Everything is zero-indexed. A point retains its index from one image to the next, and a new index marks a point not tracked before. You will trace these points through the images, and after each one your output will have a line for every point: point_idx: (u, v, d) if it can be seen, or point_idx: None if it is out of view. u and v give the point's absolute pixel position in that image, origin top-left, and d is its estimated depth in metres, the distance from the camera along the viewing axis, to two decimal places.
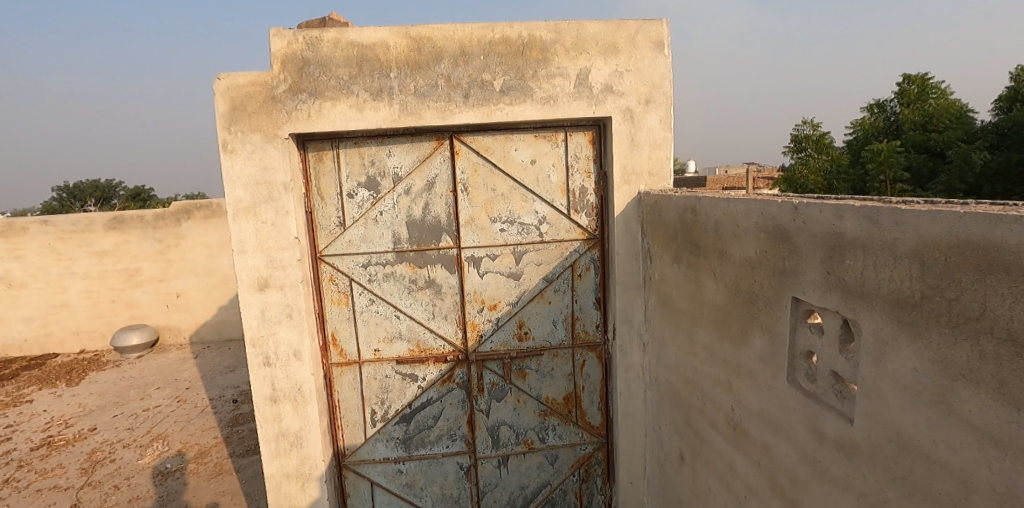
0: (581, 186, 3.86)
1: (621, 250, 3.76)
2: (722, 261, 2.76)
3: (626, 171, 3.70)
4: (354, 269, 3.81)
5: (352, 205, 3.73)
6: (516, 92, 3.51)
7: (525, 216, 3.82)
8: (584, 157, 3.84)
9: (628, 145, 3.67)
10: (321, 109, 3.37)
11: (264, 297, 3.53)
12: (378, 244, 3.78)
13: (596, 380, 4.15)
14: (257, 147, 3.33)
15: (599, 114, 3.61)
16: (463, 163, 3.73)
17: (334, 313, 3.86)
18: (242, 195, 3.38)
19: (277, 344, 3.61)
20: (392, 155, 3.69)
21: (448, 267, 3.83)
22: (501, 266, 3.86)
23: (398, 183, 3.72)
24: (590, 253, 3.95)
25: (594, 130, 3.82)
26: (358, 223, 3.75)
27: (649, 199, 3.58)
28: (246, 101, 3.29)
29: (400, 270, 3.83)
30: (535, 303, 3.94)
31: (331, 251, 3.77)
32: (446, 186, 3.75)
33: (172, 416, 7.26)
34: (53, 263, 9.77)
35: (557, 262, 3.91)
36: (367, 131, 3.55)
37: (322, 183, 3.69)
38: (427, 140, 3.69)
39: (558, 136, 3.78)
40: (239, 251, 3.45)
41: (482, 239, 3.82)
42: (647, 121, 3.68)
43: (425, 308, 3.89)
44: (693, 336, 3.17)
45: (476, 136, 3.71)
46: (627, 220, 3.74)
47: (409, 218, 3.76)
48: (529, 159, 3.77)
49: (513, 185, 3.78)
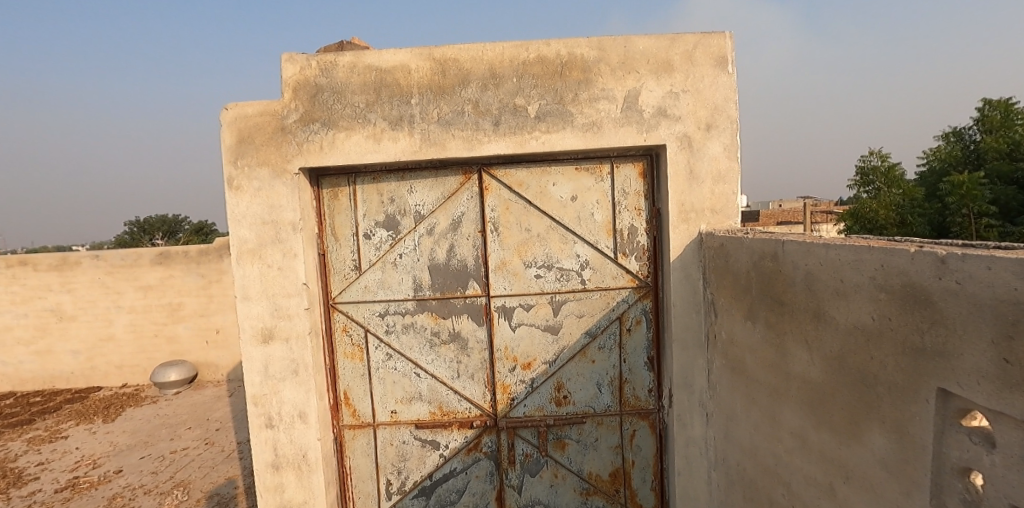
0: (631, 226, 3.31)
1: (678, 300, 3.15)
2: (818, 325, 2.05)
3: (683, 208, 3.14)
4: (370, 318, 3.38)
5: (369, 247, 3.34)
6: (554, 118, 3.07)
7: (564, 260, 3.29)
8: (634, 192, 3.30)
9: (685, 177, 3.14)
10: (335, 140, 3.12)
11: (268, 350, 3.17)
12: (397, 290, 3.35)
13: (648, 455, 3.41)
14: (265, 183, 3.13)
15: (650, 142, 3.11)
16: (493, 200, 3.27)
17: (347, 368, 3.41)
18: (247, 235, 3.14)
19: (281, 403, 3.19)
20: (414, 191, 3.30)
21: (475, 317, 3.33)
22: (536, 317, 3.32)
23: (420, 223, 3.31)
24: (641, 303, 3.35)
25: (645, 160, 3.30)
26: (376, 267, 3.34)
27: (711, 240, 2.99)
28: (253, 133, 3.12)
29: (421, 321, 3.36)
30: (576, 362, 3.35)
31: (345, 297, 3.37)
32: (474, 225, 3.30)
33: (197, 461, 6.96)
34: (103, 297, 10.10)
35: (602, 314, 3.33)
36: (386, 164, 3.21)
37: (337, 223, 3.35)
38: (453, 174, 3.28)
39: (603, 168, 3.27)
40: (242, 297, 3.16)
41: (514, 286, 3.30)
42: (708, 149, 3.15)
43: (449, 366, 3.37)
44: (771, 414, 2.45)
45: (508, 169, 3.25)
46: (685, 265, 3.15)
47: (431, 261, 3.32)
48: (569, 195, 3.26)
49: (551, 224, 3.28)
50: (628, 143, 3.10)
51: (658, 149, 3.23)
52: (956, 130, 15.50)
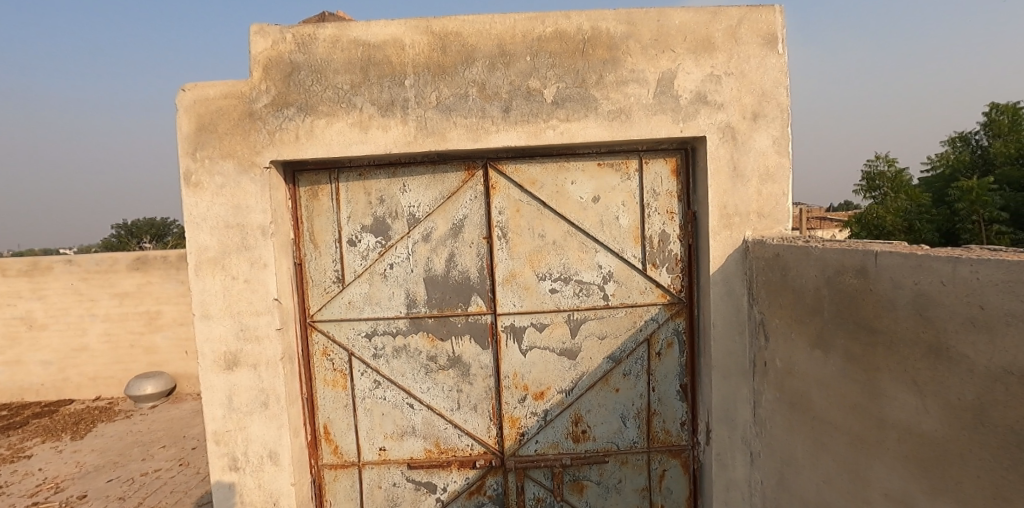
0: (661, 232, 2.83)
1: (720, 321, 2.69)
2: (936, 364, 1.55)
3: (726, 211, 2.68)
4: (355, 339, 2.87)
5: (354, 255, 2.84)
6: (574, 104, 2.59)
7: (584, 271, 2.81)
8: (665, 192, 2.83)
9: (728, 175, 2.68)
10: (314, 128, 2.62)
11: (232, 378, 2.66)
12: (387, 307, 2.84)
13: (681, 499, 2.92)
14: (229, 179, 2.63)
15: (687, 134, 2.65)
16: (501, 201, 2.77)
17: (328, 398, 2.90)
18: (208, 241, 2.64)
19: (247, 442, 2.67)
20: (408, 190, 2.80)
21: (479, 339, 2.83)
22: (551, 339, 2.82)
23: (415, 227, 2.81)
24: (673, 322, 2.87)
25: (678, 155, 2.83)
26: (362, 279, 2.84)
27: (759, 250, 2.55)
28: (216, 119, 2.63)
29: (416, 343, 2.85)
30: (597, 391, 2.86)
31: (325, 315, 2.87)
32: (478, 230, 2.80)
33: (170, 484, 6.37)
34: (76, 305, 9.49)
35: (627, 335, 2.84)
36: (375, 157, 2.72)
37: (317, 228, 2.85)
38: (454, 170, 2.78)
39: (630, 164, 2.79)
40: (202, 315, 2.65)
41: (525, 302, 2.81)
42: (754, 144, 2.69)
43: (448, 395, 2.86)
44: (855, 469, 1.92)
45: (518, 165, 2.76)
46: (729, 279, 2.68)
47: (427, 272, 2.81)
48: (590, 195, 2.78)
49: (570, 230, 2.79)
50: (661, 135, 2.63)
51: (695, 142, 2.76)
52: (963, 134, 15.20)
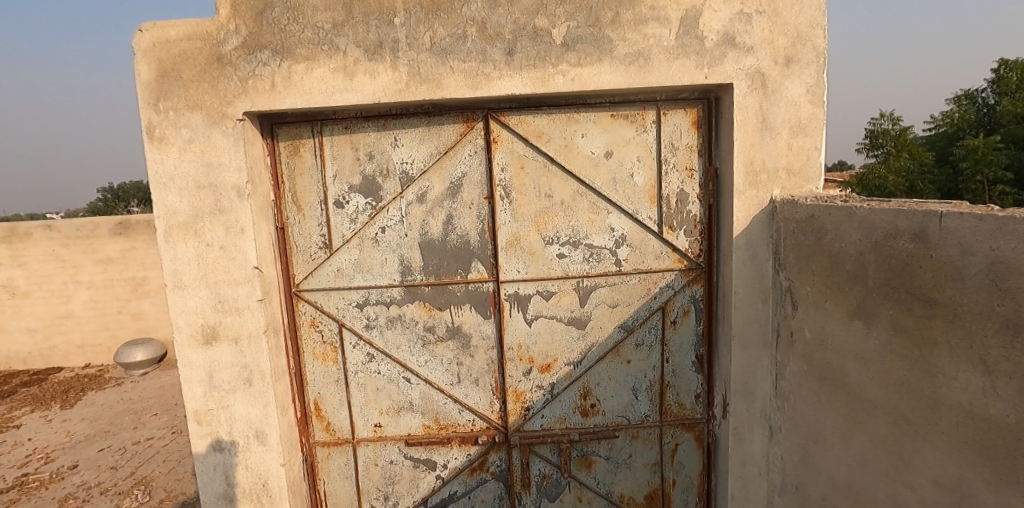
0: (679, 191, 2.58)
1: (742, 289, 2.50)
2: (1015, 343, 1.40)
3: (752, 169, 2.43)
4: (345, 310, 2.64)
5: (341, 218, 2.57)
6: (588, 46, 2.27)
7: (594, 235, 2.56)
8: (685, 147, 2.56)
9: (756, 128, 2.41)
10: (292, 74, 2.27)
11: (212, 354, 2.44)
12: (379, 275, 2.60)
13: (693, 473, 2.80)
14: (197, 132, 2.29)
15: (712, 81, 2.35)
16: (503, 157, 2.49)
17: (318, 372, 2.70)
18: (177, 204, 2.34)
19: (231, 421, 2.49)
20: (399, 145, 2.51)
21: (480, 309, 2.61)
22: (558, 308, 2.60)
23: (408, 187, 2.53)
24: (690, 289, 2.66)
25: (700, 106, 2.55)
26: (352, 245, 2.58)
27: (788, 212, 2.33)
28: (179, 64, 2.26)
29: (411, 313, 2.63)
30: (607, 363, 2.67)
31: (312, 283, 2.63)
32: (478, 190, 2.53)
33: (163, 453, 6.26)
34: (59, 272, 9.21)
35: (640, 304, 2.64)
36: (360, 106, 2.41)
37: (298, 188, 2.56)
38: (451, 122, 2.48)
39: (647, 115, 2.51)
40: (175, 286, 2.40)
41: (530, 269, 2.57)
42: (786, 92, 2.41)
43: (447, 369, 2.67)
44: (899, 452, 1.81)
45: (522, 115, 2.46)
46: (753, 243, 2.47)
47: (422, 236, 2.56)
48: (602, 150, 2.50)
49: (579, 189, 2.52)
50: (684, 82, 2.34)
51: (720, 90, 2.47)
52: (969, 93, 14.81)
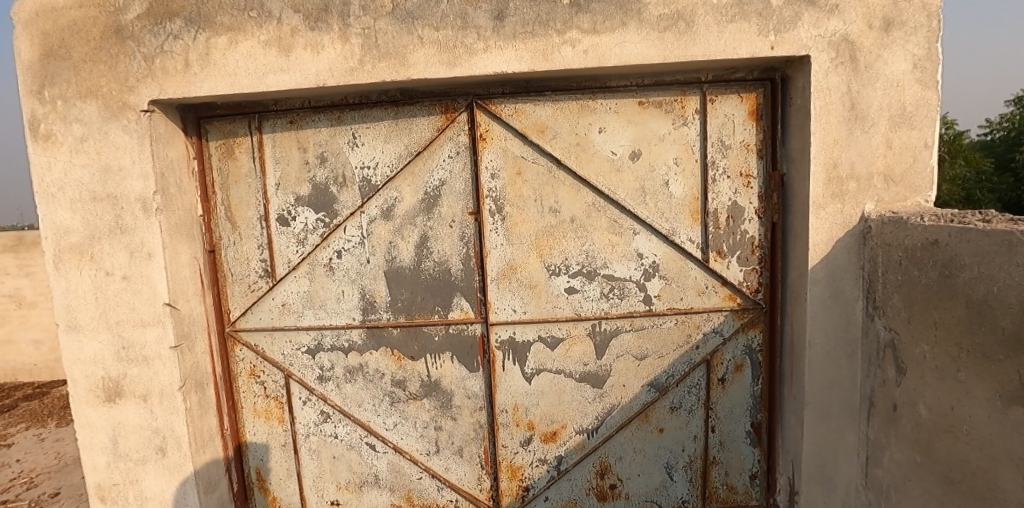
0: (731, 205, 1.91)
1: (818, 339, 1.82)
2: None
3: (835, 174, 1.76)
4: (293, 357, 2.06)
5: (287, 239, 2.00)
6: (607, 5, 1.64)
7: (616, 263, 1.90)
8: (739, 146, 1.90)
9: (841, 118, 1.74)
10: (211, 49, 1.73)
11: (115, 414, 1.89)
12: (334, 313, 2.01)
13: None
14: (92, 128, 1.76)
15: (778, 54, 1.70)
16: (494, 160, 1.87)
17: (261, 435, 2.12)
18: (68, 221, 1.81)
19: (141, 500, 1.93)
20: (359, 145, 1.93)
21: (464, 358, 1.98)
22: (567, 360, 1.96)
23: (370, 198, 1.93)
24: (744, 335, 1.99)
25: (757, 91, 1.89)
26: (300, 274, 2.01)
27: (894, 235, 1.64)
28: (68, 39, 1.74)
29: (376, 363, 2.02)
30: (631, 431, 2.02)
31: (251, 322, 2.06)
32: (461, 203, 1.90)
33: None
34: None
35: (677, 355, 1.98)
36: (305, 93, 1.84)
37: (233, 200, 2.01)
38: (425, 114, 1.88)
39: (687, 102, 1.86)
40: (68, 327, 1.86)
41: (530, 308, 1.93)
42: (886, 68, 1.73)
43: (423, 434, 2.06)
44: None
45: (519, 104, 1.84)
46: (834, 277, 1.80)
47: (389, 263, 1.95)
48: (625, 150, 1.86)
49: (597, 201, 1.88)
50: (741, 55, 1.68)
51: (789, 67, 1.81)
52: None
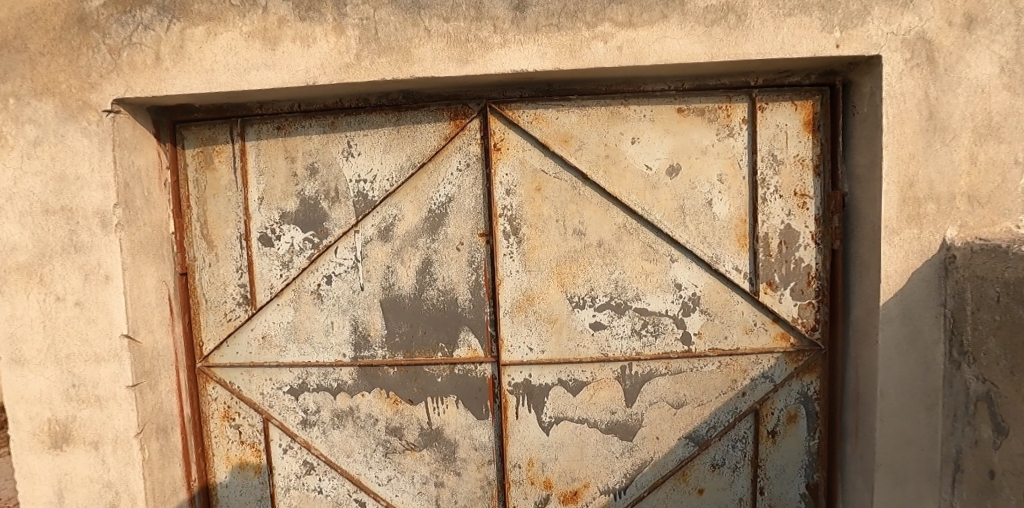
0: (784, 229, 1.65)
1: (892, 388, 1.54)
2: None
3: (912, 194, 1.49)
4: (273, 398, 1.78)
5: (270, 261, 1.74)
6: None
7: (650, 295, 1.63)
8: (792, 161, 1.65)
9: (919, 128, 1.48)
10: (186, 42, 1.50)
11: (62, 464, 1.61)
12: (322, 348, 1.73)
13: None
14: (47, 130, 1.53)
15: (844, 54, 1.45)
16: (509, 173, 1.62)
17: (234, 488, 1.83)
18: (15, 236, 1.55)
19: None
20: (355, 154, 1.68)
21: (470, 403, 1.70)
22: (591, 408, 1.68)
23: (366, 216, 1.68)
24: (798, 381, 1.71)
25: (813, 98, 1.64)
26: (284, 301, 1.74)
27: (989, 267, 1.37)
28: (24, 28, 1.51)
29: (368, 407, 1.73)
30: (666, 492, 1.72)
31: (226, 356, 1.79)
32: (470, 222, 1.64)
33: None
34: None
35: (720, 403, 1.69)
36: (294, 95, 1.61)
37: (210, 216, 1.76)
38: (432, 121, 1.64)
39: (734, 110, 1.61)
40: (10, 361, 1.59)
41: (549, 346, 1.65)
42: (970, 71, 1.48)
43: (421, 492, 1.76)
44: None
45: (540, 109, 1.60)
46: (911, 314, 1.52)
47: (386, 291, 1.69)
48: (662, 163, 1.60)
49: (628, 222, 1.62)
50: (801, 54, 1.44)
51: (853, 71, 1.56)
52: None
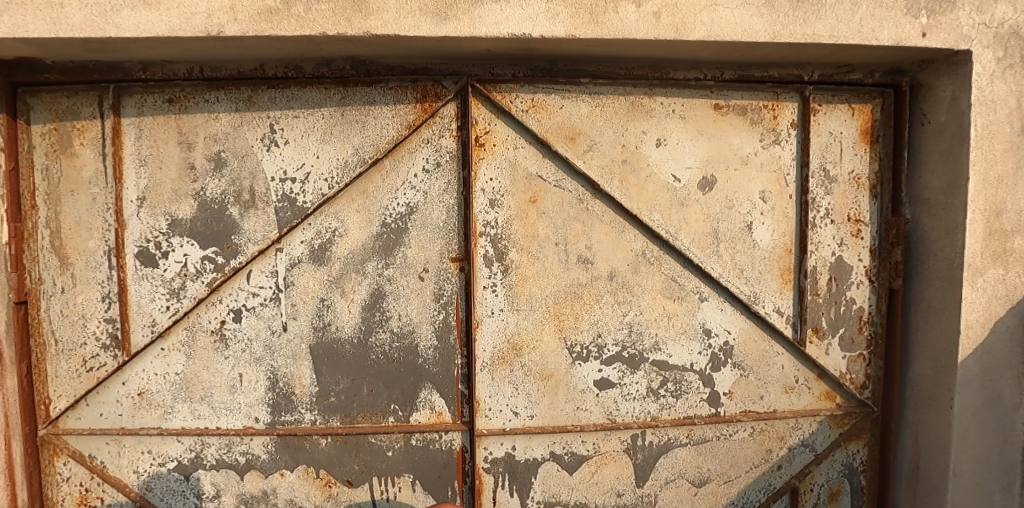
0: (834, 262, 1.32)
1: (965, 466, 1.23)
2: None
3: (999, 226, 1.19)
4: (152, 478, 1.27)
5: (152, 288, 1.24)
6: None
7: (671, 344, 1.26)
8: (846, 179, 1.32)
9: (1011, 144, 1.17)
10: None
11: None
12: (225, 410, 1.25)
13: None
14: None
15: (930, 46, 1.13)
16: (494, 178, 1.21)
17: None
18: None
19: None
20: (281, 143, 1.22)
21: (431, 485, 1.26)
22: (592, 489, 1.28)
23: (292, 229, 1.21)
24: (842, 450, 1.37)
25: (873, 102, 1.32)
26: (170, 345, 1.24)
27: None
28: None
29: (290, 490, 1.26)
30: None
31: (85, 420, 1.26)
32: (439, 242, 1.21)
33: None
34: None
35: (750, 480, 1.34)
36: (192, 54, 1.12)
37: (66, 221, 1.24)
38: (390, 103, 1.20)
39: (781, 110, 1.27)
40: None
41: (540, 411, 1.24)
42: None
43: None
44: None
45: (538, 94, 1.19)
46: (991, 375, 1.22)
47: (318, 333, 1.23)
48: (692, 174, 1.24)
49: (648, 249, 1.24)
50: (882, 41, 1.11)
51: (925, 70, 1.24)
52: None
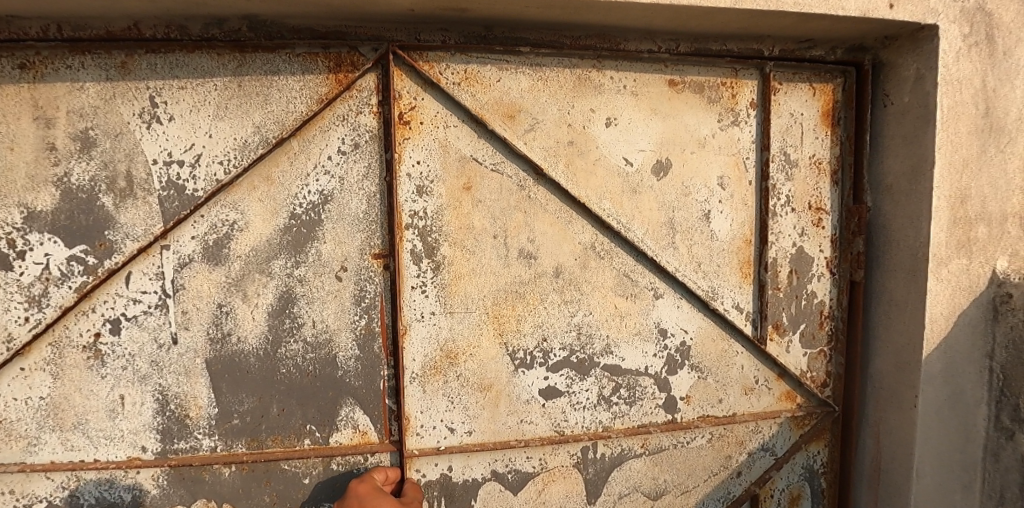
0: (795, 254, 1.24)
1: (927, 466, 1.17)
2: None
3: (963, 214, 1.12)
4: None
5: (4, 296, 1.01)
6: None
7: (624, 346, 1.15)
8: (808, 164, 1.23)
9: (975, 127, 1.11)
10: None
11: None
12: (104, 439, 1.05)
13: None
14: None
15: (898, 19, 1.03)
16: (421, 162, 1.05)
17: None
18: None
19: None
20: (165, 120, 1.02)
21: None
22: None
23: (180, 223, 1.02)
24: (803, 453, 1.29)
25: (834, 81, 1.23)
26: (31, 365, 1.02)
27: None
28: None
29: None
30: None
31: None
32: (358, 237, 1.05)
33: None
34: None
35: (709, 489, 1.24)
36: (42, 7, 0.90)
37: None
38: (297, 72, 1.02)
39: (740, 88, 1.16)
40: None
41: (479, 425, 1.10)
42: None
43: None
44: None
45: (471, 65, 1.04)
46: (954, 371, 1.16)
47: (216, 346, 1.04)
48: (645, 158, 1.12)
49: (597, 242, 1.12)
50: (848, 11, 1.01)
51: (888, 47, 1.15)
52: None
